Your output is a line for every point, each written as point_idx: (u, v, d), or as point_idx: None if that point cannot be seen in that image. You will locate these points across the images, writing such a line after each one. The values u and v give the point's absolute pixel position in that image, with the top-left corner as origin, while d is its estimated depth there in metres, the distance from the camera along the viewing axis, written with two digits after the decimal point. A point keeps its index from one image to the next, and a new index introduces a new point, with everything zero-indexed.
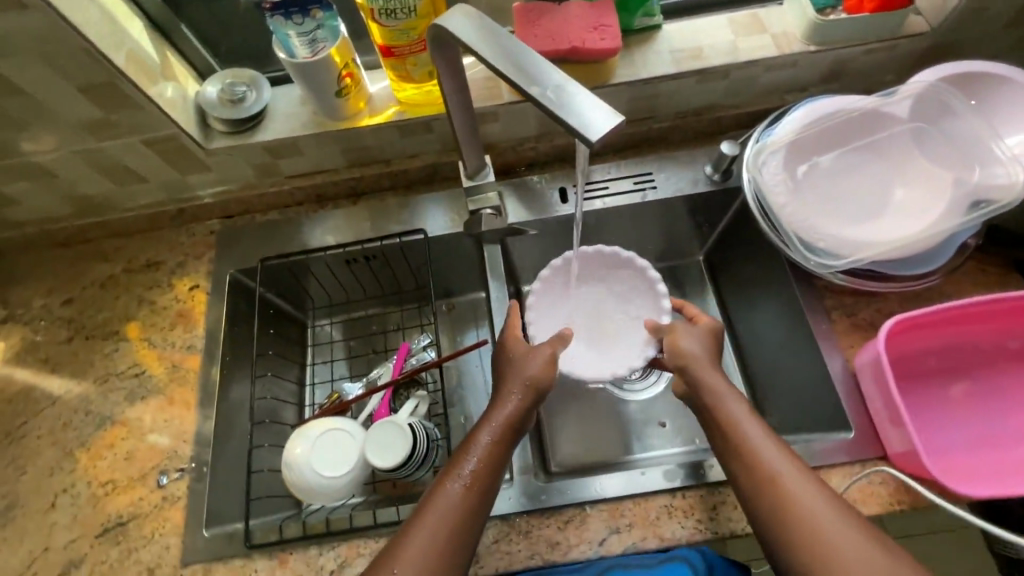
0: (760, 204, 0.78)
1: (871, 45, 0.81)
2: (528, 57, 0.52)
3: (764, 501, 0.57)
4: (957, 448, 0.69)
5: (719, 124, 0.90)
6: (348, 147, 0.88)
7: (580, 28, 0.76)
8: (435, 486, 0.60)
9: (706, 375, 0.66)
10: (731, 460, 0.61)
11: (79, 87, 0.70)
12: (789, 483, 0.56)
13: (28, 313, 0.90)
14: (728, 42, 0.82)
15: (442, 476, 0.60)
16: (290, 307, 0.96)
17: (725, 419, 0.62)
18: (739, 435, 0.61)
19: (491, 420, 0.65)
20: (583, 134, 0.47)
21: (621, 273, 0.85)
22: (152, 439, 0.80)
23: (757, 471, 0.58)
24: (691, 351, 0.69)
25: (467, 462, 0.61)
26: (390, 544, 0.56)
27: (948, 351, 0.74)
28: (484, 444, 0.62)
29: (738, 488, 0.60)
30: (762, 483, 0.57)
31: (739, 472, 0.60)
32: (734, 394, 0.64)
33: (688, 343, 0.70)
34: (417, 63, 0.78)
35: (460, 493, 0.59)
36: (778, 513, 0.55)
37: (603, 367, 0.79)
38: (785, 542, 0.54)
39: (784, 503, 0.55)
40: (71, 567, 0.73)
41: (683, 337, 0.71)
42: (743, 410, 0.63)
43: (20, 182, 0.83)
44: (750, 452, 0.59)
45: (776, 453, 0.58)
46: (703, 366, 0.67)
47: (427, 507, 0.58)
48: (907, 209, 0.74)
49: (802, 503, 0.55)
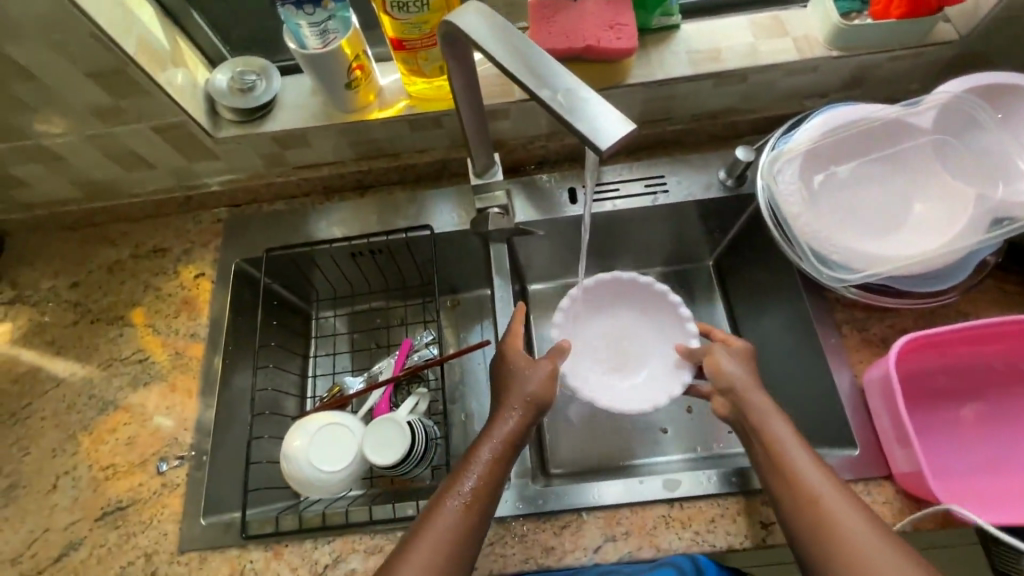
0: (773, 213, 0.76)
1: (896, 52, 0.78)
2: (540, 59, 0.50)
3: (803, 521, 0.56)
4: (966, 471, 0.68)
5: (735, 128, 0.88)
6: (357, 140, 0.87)
7: (596, 26, 0.74)
8: (434, 502, 0.60)
9: (752, 397, 0.65)
10: (770, 478, 0.60)
11: (88, 73, 0.69)
12: (829, 504, 0.56)
13: (36, 294, 0.90)
14: (748, 44, 0.80)
15: (442, 493, 0.60)
16: (294, 298, 0.96)
17: (764, 438, 0.62)
18: (780, 453, 0.60)
19: (491, 436, 0.64)
20: (592, 141, 0.46)
21: (649, 300, 0.85)
22: (153, 425, 0.81)
23: (798, 490, 0.58)
24: (734, 373, 0.68)
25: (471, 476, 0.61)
26: (397, 551, 0.57)
27: (960, 371, 0.72)
28: (487, 457, 0.62)
29: (778, 504, 0.59)
30: (803, 501, 0.57)
31: (777, 491, 0.59)
32: (778, 413, 0.64)
33: (731, 367, 0.68)
34: (429, 57, 0.77)
35: (460, 509, 0.59)
36: (817, 533, 0.55)
37: (637, 398, 0.77)
38: (823, 562, 0.54)
39: (823, 523, 0.55)
40: (70, 549, 0.74)
41: (724, 360, 0.69)
42: (787, 430, 0.62)
43: (30, 165, 0.83)
44: (790, 471, 0.59)
45: (818, 473, 0.58)
46: (748, 385, 0.66)
47: (426, 522, 0.58)
48: (927, 224, 0.72)
49: (841, 524, 0.54)
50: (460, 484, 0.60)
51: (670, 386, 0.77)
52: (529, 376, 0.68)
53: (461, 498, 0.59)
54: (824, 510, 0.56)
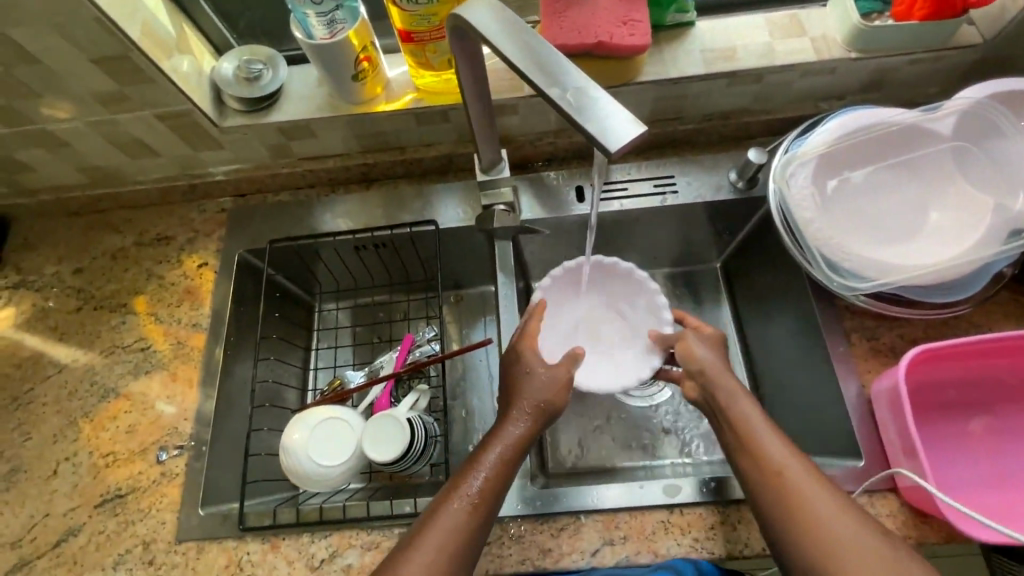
0: (784, 218, 0.75)
1: (917, 55, 0.76)
2: (551, 56, 0.49)
3: (770, 499, 0.56)
4: (974, 484, 0.67)
5: (748, 129, 0.86)
6: (363, 132, 0.86)
7: (608, 22, 0.73)
8: (438, 502, 0.60)
9: (722, 379, 0.64)
10: (738, 457, 0.60)
11: (93, 59, 0.69)
12: (796, 482, 0.55)
13: (41, 279, 0.90)
14: (764, 44, 0.78)
15: (446, 492, 0.60)
16: (296, 290, 0.96)
17: (734, 416, 0.61)
18: (749, 433, 0.59)
19: (502, 437, 0.64)
20: (602, 142, 0.44)
21: (624, 283, 0.82)
22: (153, 414, 0.81)
23: (766, 469, 0.57)
24: (704, 357, 0.67)
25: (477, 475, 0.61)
26: (396, 552, 0.57)
27: (970, 383, 0.71)
28: (497, 458, 0.62)
29: (745, 483, 0.58)
30: (771, 481, 0.56)
31: (745, 470, 0.59)
32: (746, 394, 0.63)
33: (701, 351, 0.67)
34: (437, 50, 0.75)
35: (466, 509, 0.58)
36: (783, 510, 0.54)
37: (608, 379, 0.75)
38: (790, 539, 0.53)
39: (791, 501, 0.54)
40: (69, 535, 0.74)
41: (696, 345, 0.68)
42: (754, 409, 0.62)
43: (34, 150, 0.82)
44: (757, 449, 0.58)
45: (784, 452, 0.57)
46: (718, 368, 0.66)
47: (430, 522, 0.58)
48: (942, 233, 0.71)
49: (808, 501, 0.54)
50: (464, 483, 0.60)
51: (639, 367, 0.76)
52: (530, 376, 0.68)
53: (467, 496, 0.59)
54: (792, 489, 0.55)
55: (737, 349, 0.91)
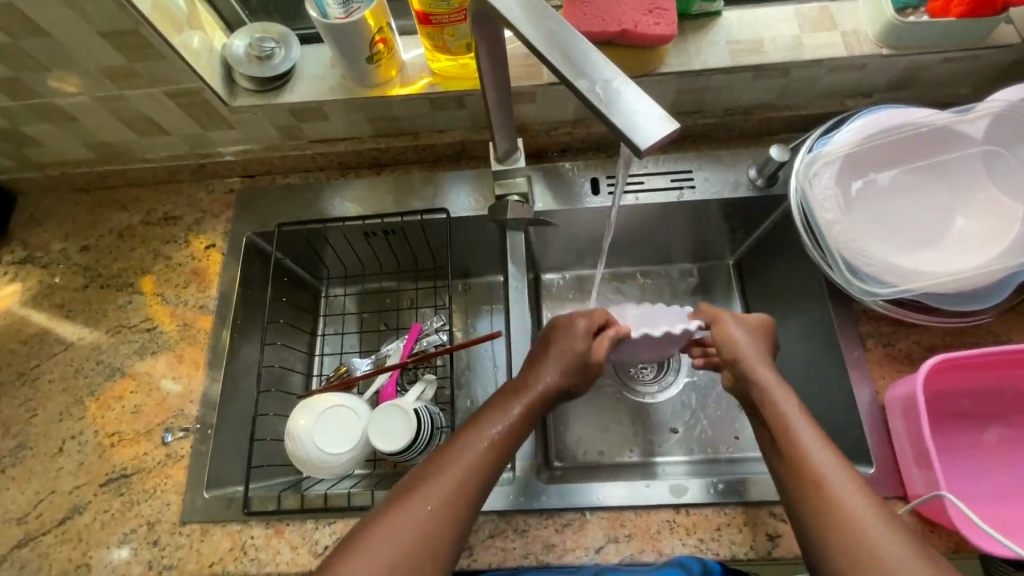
0: (805, 218, 0.73)
1: (951, 54, 0.73)
2: (578, 43, 0.47)
3: (806, 496, 0.55)
4: (985, 496, 0.66)
5: (771, 125, 0.84)
6: (375, 116, 0.84)
7: (634, 10, 0.70)
8: (427, 465, 0.58)
9: (754, 366, 0.65)
10: (778, 454, 0.59)
11: (102, 32, 0.67)
12: (832, 477, 0.55)
13: (47, 256, 0.89)
14: (792, 37, 0.76)
15: (438, 459, 0.59)
16: (303, 273, 0.95)
17: (772, 407, 0.61)
18: (784, 420, 0.60)
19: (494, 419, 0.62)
20: (632, 140, 0.42)
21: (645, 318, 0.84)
22: (159, 395, 0.81)
23: (804, 465, 0.56)
24: (740, 340, 0.68)
25: (470, 449, 0.59)
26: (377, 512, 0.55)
27: (987, 393, 0.70)
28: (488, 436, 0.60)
29: (782, 482, 0.57)
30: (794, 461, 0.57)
31: (782, 467, 0.58)
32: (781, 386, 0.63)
33: (737, 333, 0.68)
34: (455, 34, 0.73)
35: (456, 481, 0.57)
36: (821, 509, 0.53)
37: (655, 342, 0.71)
38: (822, 534, 0.53)
39: (826, 499, 0.53)
40: (74, 513, 0.74)
41: (732, 326, 0.69)
42: (794, 405, 0.61)
43: (41, 124, 0.81)
44: (796, 446, 0.57)
45: (823, 450, 0.57)
46: (755, 360, 0.66)
47: (415, 494, 0.55)
48: (968, 240, 0.69)
49: (844, 500, 0.53)
50: (457, 454, 0.59)
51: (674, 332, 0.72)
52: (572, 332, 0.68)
53: (461, 469, 0.57)
54: (829, 486, 0.54)
55: None
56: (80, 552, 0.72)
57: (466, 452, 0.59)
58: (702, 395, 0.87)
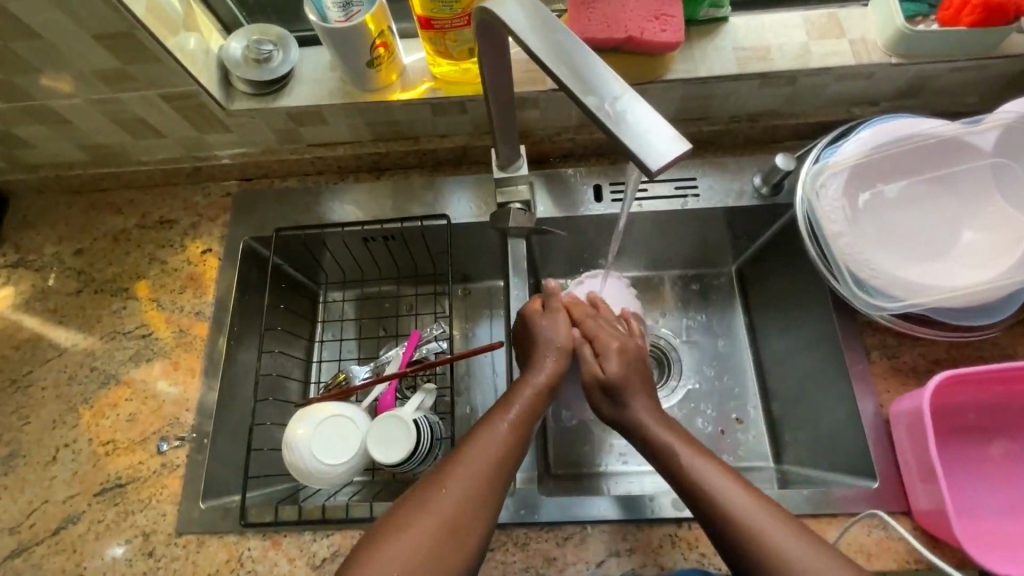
0: (810, 229, 0.72)
1: (960, 63, 0.73)
2: (583, 57, 0.46)
3: (738, 549, 0.53)
4: (989, 512, 0.65)
5: (776, 133, 0.83)
6: (375, 120, 0.83)
7: (640, 16, 0.69)
8: (418, 490, 0.57)
9: (631, 398, 0.66)
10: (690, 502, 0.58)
11: (95, 35, 0.65)
12: (763, 526, 0.53)
13: (40, 259, 0.88)
14: (800, 44, 0.75)
15: (426, 481, 0.57)
16: (302, 278, 0.94)
17: (660, 446, 0.62)
18: (673, 458, 0.60)
19: (479, 440, 0.60)
20: (642, 159, 0.41)
21: None
22: (154, 403, 0.79)
23: (720, 513, 0.55)
24: (614, 372, 0.67)
25: (458, 475, 0.57)
26: (366, 544, 0.54)
27: (993, 407, 0.69)
28: (472, 453, 0.59)
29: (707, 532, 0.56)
30: (699, 500, 0.57)
31: (703, 518, 0.56)
32: (658, 419, 0.64)
33: (610, 367, 0.67)
34: (458, 39, 0.72)
35: (447, 508, 0.55)
36: (762, 562, 0.52)
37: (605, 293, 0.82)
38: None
39: (765, 550, 0.52)
40: (68, 523, 0.73)
41: (604, 362, 0.68)
42: (693, 450, 0.60)
43: (33, 126, 0.79)
44: (707, 493, 0.56)
45: (726, 479, 0.57)
46: (632, 389, 0.67)
47: (400, 524, 0.54)
48: (977, 253, 0.68)
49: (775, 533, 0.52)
50: (444, 477, 0.57)
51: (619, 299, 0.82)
52: (541, 326, 0.71)
53: (443, 496, 0.55)
54: (767, 533, 0.52)
55: (748, 359, 0.89)
56: (75, 563, 0.71)
57: (451, 475, 0.57)
58: (705, 405, 0.86)
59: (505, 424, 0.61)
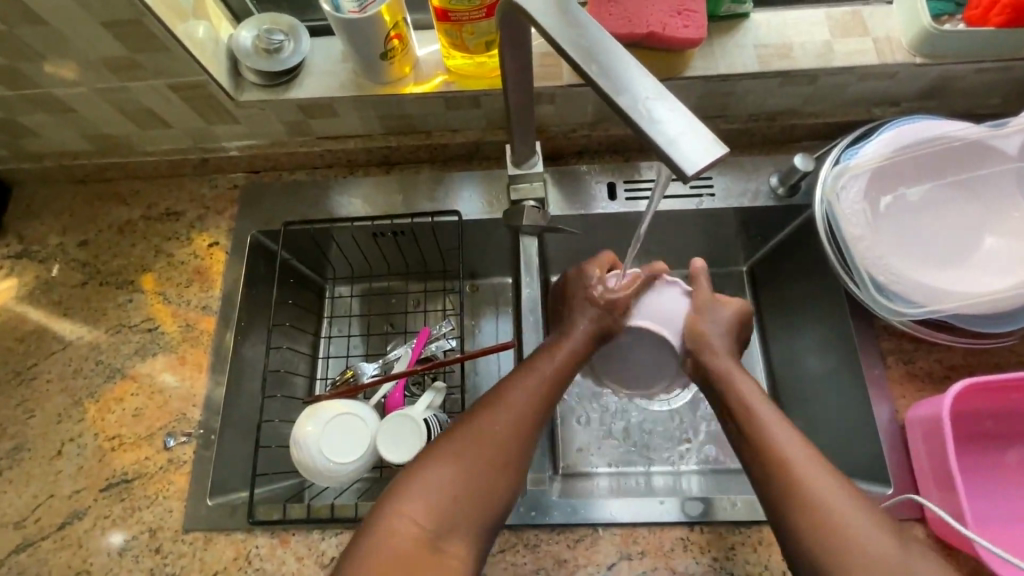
0: (829, 231, 0.71)
1: (985, 65, 0.71)
2: (613, 54, 0.45)
3: (774, 487, 0.54)
4: (1003, 519, 0.65)
5: (794, 132, 0.81)
6: (387, 114, 0.81)
7: (661, 11, 0.68)
8: (453, 431, 0.58)
9: (719, 360, 0.65)
10: (747, 452, 0.58)
11: (103, 23, 0.64)
12: (807, 474, 0.54)
13: (44, 250, 0.87)
14: (823, 42, 0.73)
15: (459, 424, 0.59)
16: (309, 272, 0.92)
17: (736, 399, 0.61)
18: (751, 412, 0.59)
19: (517, 393, 0.61)
20: (675, 163, 0.40)
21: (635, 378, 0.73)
22: (160, 398, 0.78)
23: (778, 464, 0.55)
24: (710, 334, 0.66)
25: (497, 418, 0.58)
26: (404, 475, 0.56)
27: (1009, 414, 0.68)
28: (507, 410, 0.59)
29: (746, 472, 0.58)
30: (768, 457, 0.56)
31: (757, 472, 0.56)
32: (745, 376, 0.63)
33: (708, 327, 0.67)
34: (475, 32, 0.70)
35: (478, 458, 0.56)
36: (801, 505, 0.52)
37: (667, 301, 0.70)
38: (792, 531, 0.52)
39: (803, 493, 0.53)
40: (74, 518, 0.73)
41: (704, 321, 0.67)
42: (769, 410, 0.59)
43: (38, 114, 0.78)
44: (768, 446, 0.56)
45: (786, 432, 0.57)
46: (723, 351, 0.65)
47: (433, 466, 0.56)
48: (999, 259, 0.68)
49: (813, 487, 0.53)
50: (479, 426, 0.58)
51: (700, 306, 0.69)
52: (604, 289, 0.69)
53: (482, 435, 0.57)
54: (806, 480, 0.53)
55: (759, 361, 0.88)
56: (80, 558, 0.71)
57: (488, 430, 0.58)
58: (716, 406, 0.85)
59: (537, 387, 0.61)
